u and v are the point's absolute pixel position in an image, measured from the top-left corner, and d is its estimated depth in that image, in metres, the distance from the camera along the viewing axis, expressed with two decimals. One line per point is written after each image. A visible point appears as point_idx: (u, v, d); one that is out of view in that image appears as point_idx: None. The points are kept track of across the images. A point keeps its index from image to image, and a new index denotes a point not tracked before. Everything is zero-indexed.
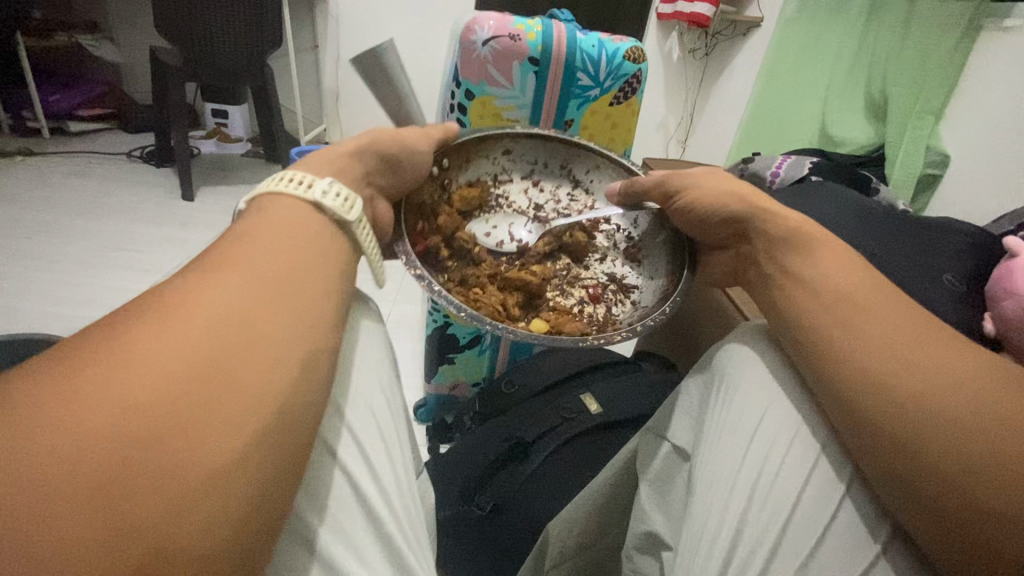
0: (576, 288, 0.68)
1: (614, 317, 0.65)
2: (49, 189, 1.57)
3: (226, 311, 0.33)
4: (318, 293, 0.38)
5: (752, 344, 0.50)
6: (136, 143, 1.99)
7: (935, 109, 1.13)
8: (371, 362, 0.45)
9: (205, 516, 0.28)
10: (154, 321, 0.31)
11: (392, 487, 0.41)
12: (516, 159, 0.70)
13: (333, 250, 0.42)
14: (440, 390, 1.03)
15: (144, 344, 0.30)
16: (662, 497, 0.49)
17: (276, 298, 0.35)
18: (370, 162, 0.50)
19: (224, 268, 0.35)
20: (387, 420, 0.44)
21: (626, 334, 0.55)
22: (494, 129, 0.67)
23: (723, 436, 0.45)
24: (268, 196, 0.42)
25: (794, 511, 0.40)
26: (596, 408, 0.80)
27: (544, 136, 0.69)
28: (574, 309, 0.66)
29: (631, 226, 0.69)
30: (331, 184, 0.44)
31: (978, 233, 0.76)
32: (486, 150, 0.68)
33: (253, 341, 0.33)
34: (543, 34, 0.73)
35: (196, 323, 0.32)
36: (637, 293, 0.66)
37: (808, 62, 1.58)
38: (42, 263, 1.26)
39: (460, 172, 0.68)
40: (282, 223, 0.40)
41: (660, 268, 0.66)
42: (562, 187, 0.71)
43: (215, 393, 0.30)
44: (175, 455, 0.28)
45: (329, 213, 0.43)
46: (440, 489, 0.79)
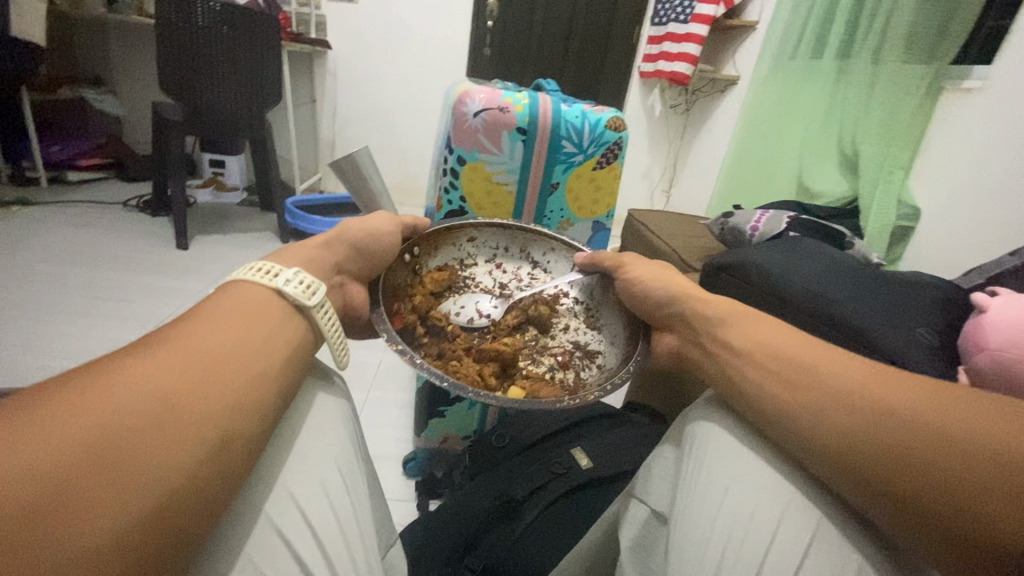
0: (544, 357, 0.68)
1: (584, 382, 0.64)
2: (45, 238, 1.59)
3: (163, 393, 0.31)
4: (260, 381, 0.37)
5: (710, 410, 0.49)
6: (132, 192, 2.02)
7: (904, 165, 1.22)
8: (321, 429, 0.43)
9: None
10: (85, 392, 0.30)
11: (346, 569, 0.39)
12: (479, 246, 0.75)
13: (291, 336, 0.41)
14: (430, 443, 1.02)
15: (69, 418, 0.28)
16: (644, 562, 0.48)
17: (217, 385, 0.34)
18: (340, 252, 0.53)
19: (164, 349, 0.34)
20: (342, 495, 0.41)
21: (599, 393, 0.54)
22: (458, 219, 0.72)
23: (693, 498, 0.44)
24: (232, 283, 0.42)
25: (761, 574, 0.38)
26: (586, 462, 0.80)
27: (504, 224, 0.74)
28: (547, 375, 0.65)
29: (586, 295, 0.71)
30: (296, 274, 0.44)
31: (946, 289, 0.81)
32: (452, 238, 0.73)
33: (186, 426, 0.31)
34: (530, 106, 0.78)
35: (133, 399, 0.30)
36: (603, 358, 0.66)
37: (782, 120, 1.68)
38: (33, 313, 1.27)
39: (429, 259, 0.71)
40: (241, 307, 0.40)
41: (618, 330, 0.67)
42: (523, 268, 0.76)
43: (125, 480, 0.28)
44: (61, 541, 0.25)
45: (289, 299, 0.43)
46: (428, 553, 0.77)
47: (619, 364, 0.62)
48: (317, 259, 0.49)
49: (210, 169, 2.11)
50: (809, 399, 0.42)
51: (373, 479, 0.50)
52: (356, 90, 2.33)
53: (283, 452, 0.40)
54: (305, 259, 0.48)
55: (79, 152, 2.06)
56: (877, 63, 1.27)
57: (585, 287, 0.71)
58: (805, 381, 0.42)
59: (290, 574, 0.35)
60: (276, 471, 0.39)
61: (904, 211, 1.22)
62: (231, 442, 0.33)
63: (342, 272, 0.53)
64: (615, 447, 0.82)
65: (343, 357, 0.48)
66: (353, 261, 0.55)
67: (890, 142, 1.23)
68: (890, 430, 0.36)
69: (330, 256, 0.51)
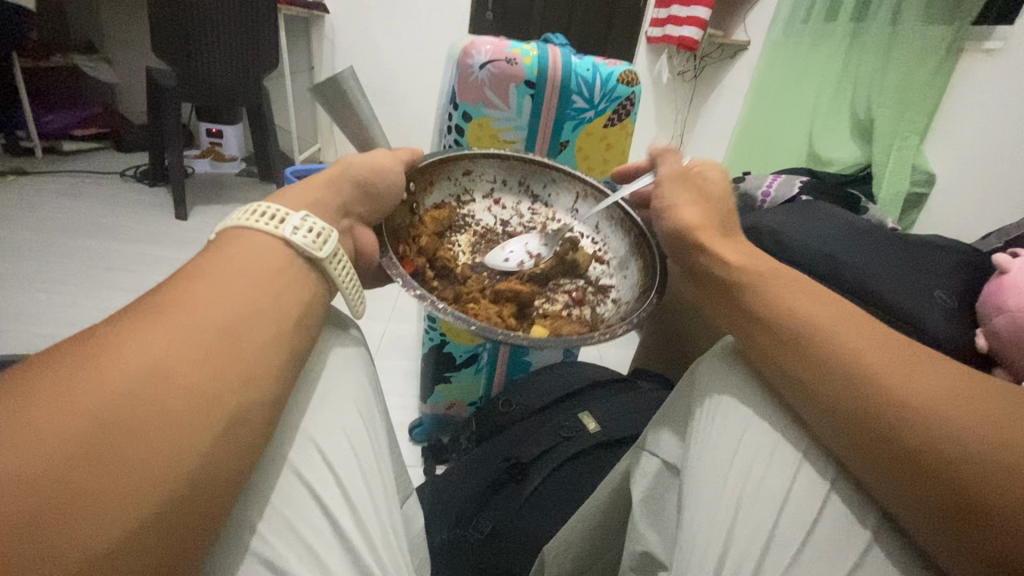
0: (558, 295, 0.68)
1: (602, 317, 0.65)
2: (41, 208, 1.56)
3: (161, 353, 0.30)
4: (268, 335, 0.35)
5: (729, 355, 0.47)
6: (129, 163, 1.98)
7: (920, 130, 1.15)
8: (343, 380, 0.42)
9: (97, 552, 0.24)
10: (99, 356, 0.29)
11: (373, 520, 0.37)
12: (476, 179, 0.72)
13: (303, 289, 0.40)
14: (436, 410, 1.02)
15: (88, 383, 0.27)
16: (657, 514, 0.46)
17: (223, 341, 0.33)
18: (346, 190, 0.50)
19: (164, 309, 0.33)
20: (363, 442, 0.40)
21: (623, 328, 0.53)
22: (454, 151, 0.67)
23: (704, 444, 0.42)
24: (236, 230, 0.40)
25: (779, 515, 0.37)
26: (595, 426, 0.80)
27: (503, 156, 0.70)
28: (564, 312, 0.66)
29: (594, 231, 0.71)
30: (304, 219, 0.42)
31: (967, 252, 0.78)
32: (447, 170, 0.68)
33: (186, 382, 0.30)
34: (539, 58, 0.75)
35: (147, 361, 0.29)
36: (617, 292, 0.67)
37: (792, 86, 1.62)
38: (34, 282, 1.26)
39: (426, 197, 0.68)
40: (249, 257, 0.38)
41: (630, 262, 0.67)
42: (522, 202, 0.74)
43: (133, 428, 0.27)
44: (76, 488, 0.25)
45: (298, 249, 0.41)
46: (436, 514, 0.77)
47: (638, 297, 0.62)
48: (323, 200, 0.47)
49: (208, 139, 2.05)
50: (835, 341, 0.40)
51: (393, 436, 0.49)
52: (354, 57, 2.26)
53: (305, 401, 0.39)
54: (312, 200, 0.46)
55: (73, 121, 2.00)
56: (897, 24, 1.20)
57: (590, 220, 0.72)
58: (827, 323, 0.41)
59: (315, 519, 0.35)
60: (301, 418, 0.38)
61: (918, 178, 1.15)
62: (245, 386, 0.33)
63: (350, 215, 0.51)
64: (624, 412, 0.82)
65: (359, 306, 0.47)
66: (362, 202, 0.52)
67: (905, 106, 1.16)
68: (918, 375, 0.35)
69: (337, 196, 0.49)
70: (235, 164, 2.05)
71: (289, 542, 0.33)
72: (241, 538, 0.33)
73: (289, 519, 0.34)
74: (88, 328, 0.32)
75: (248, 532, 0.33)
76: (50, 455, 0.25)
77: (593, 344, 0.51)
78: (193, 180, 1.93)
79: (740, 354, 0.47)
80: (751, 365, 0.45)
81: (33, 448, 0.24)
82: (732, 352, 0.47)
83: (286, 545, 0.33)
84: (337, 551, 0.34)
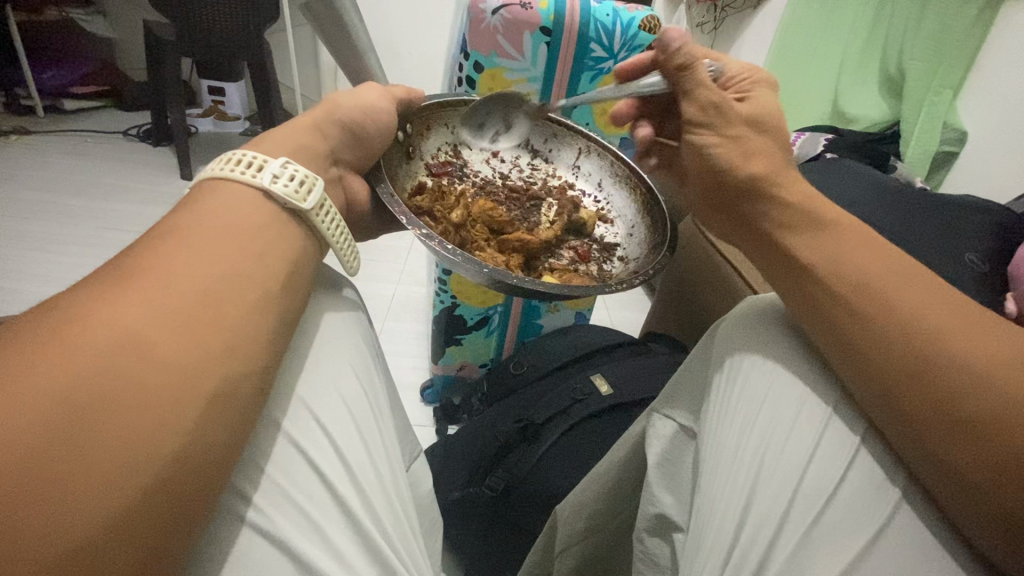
0: (564, 250, 0.68)
1: (607, 274, 0.64)
2: (46, 168, 1.53)
3: (141, 316, 0.29)
4: (255, 291, 0.34)
5: (763, 313, 0.45)
6: (131, 121, 1.91)
7: (953, 85, 1.05)
8: (337, 344, 0.41)
9: (91, 510, 0.24)
10: (79, 318, 0.28)
11: (374, 487, 0.37)
12: (474, 129, 0.68)
13: (289, 242, 0.39)
14: (447, 371, 1.03)
15: (71, 347, 0.27)
16: (672, 478, 0.46)
17: (207, 299, 0.32)
18: (333, 134, 0.48)
19: (144, 269, 0.32)
20: (361, 405, 0.39)
21: (638, 279, 0.51)
22: (452, 95, 0.65)
23: (726, 411, 0.41)
24: (214, 181, 0.39)
25: (801, 481, 0.36)
26: (607, 389, 0.79)
27: (501, 103, 0.66)
28: (571, 267, 0.65)
29: (597, 189, 0.71)
30: (284, 166, 0.40)
31: (1001, 212, 0.74)
32: (445, 117, 0.66)
33: (171, 340, 0.29)
34: (555, 3, 0.71)
35: (128, 320, 0.29)
36: (622, 250, 0.66)
37: (813, 36, 1.46)
38: (44, 246, 1.25)
39: (423, 142, 0.66)
40: (227, 209, 0.37)
41: (634, 220, 0.66)
42: (519, 157, 0.73)
43: (121, 383, 0.27)
44: (62, 441, 0.25)
45: (280, 200, 0.39)
46: (452, 473, 0.78)
47: (644, 253, 0.61)
48: (309, 144, 0.45)
49: (210, 97, 1.95)
50: (842, 290, 0.38)
51: (395, 398, 0.49)
52: None
53: (297, 364, 0.38)
54: (298, 144, 0.44)
55: (73, 79, 1.93)
56: None
57: (593, 178, 0.71)
58: (839, 269, 0.39)
59: (312, 486, 0.34)
60: (293, 384, 0.37)
61: (948, 136, 1.06)
62: (233, 340, 0.32)
63: (339, 162, 0.49)
64: (635, 373, 0.81)
65: (352, 261, 0.46)
66: (350, 147, 0.50)
67: (940, 58, 1.05)
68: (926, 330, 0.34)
69: (324, 140, 0.47)
70: (239, 123, 1.96)
71: (283, 510, 0.33)
72: (235, 504, 0.32)
73: (284, 479, 0.33)
74: (66, 292, 0.31)
75: (242, 503, 0.32)
76: (35, 398, 0.25)
77: (611, 291, 0.50)
78: (197, 140, 1.87)
79: (772, 313, 0.44)
80: (783, 327, 0.43)
81: (18, 397, 0.24)
82: (759, 311, 0.45)
83: (281, 513, 0.32)
84: (335, 519, 0.34)
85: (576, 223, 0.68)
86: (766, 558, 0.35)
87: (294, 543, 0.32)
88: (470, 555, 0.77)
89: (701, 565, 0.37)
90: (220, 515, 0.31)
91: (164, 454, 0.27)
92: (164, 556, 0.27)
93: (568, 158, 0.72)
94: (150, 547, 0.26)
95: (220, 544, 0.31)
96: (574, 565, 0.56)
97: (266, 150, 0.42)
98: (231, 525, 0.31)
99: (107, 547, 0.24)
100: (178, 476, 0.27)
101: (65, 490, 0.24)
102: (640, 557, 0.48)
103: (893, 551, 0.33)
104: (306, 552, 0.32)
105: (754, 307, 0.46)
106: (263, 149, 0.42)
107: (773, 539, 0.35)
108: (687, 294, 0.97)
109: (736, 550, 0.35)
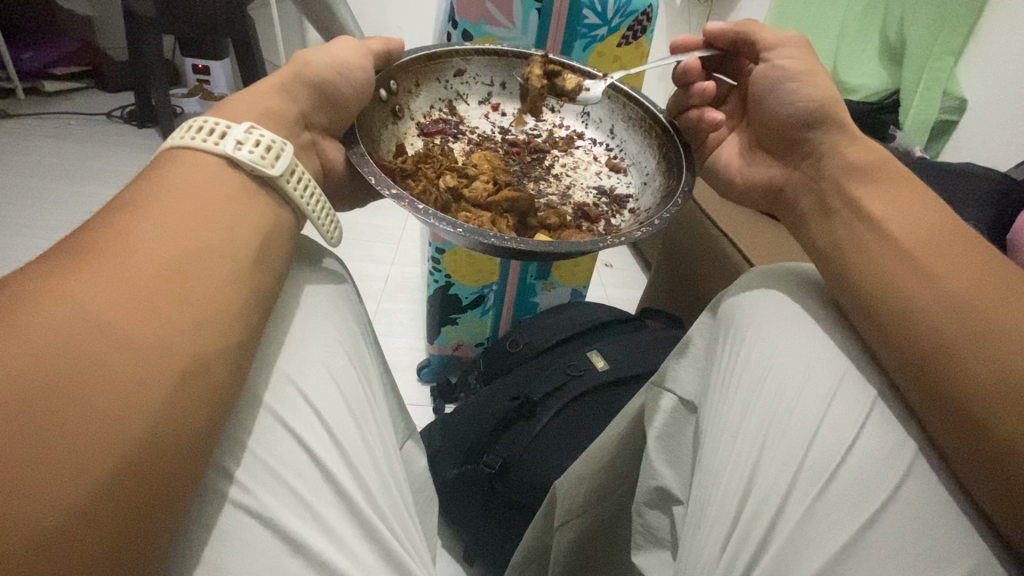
0: (567, 204, 0.63)
1: (616, 228, 0.60)
2: (26, 152, 1.48)
3: (106, 292, 0.28)
4: (224, 262, 0.33)
5: (773, 285, 0.44)
6: (114, 102, 1.77)
7: (955, 50, 1.01)
8: (326, 318, 0.40)
9: (61, 484, 0.24)
10: (36, 294, 0.27)
11: (368, 466, 0.36)
12: (471, 82, 0.67)
13: (260, 213, 0.37)
14: (443, 350, 1.02)
15: (28, 323, 0.26)
16: (672, 450, 0.46)
17: (177, 274, 0.31)
18: (301, 97, 0.47)
19: (106, 244, 0.31)
20: (352, 382, 0.39)
21: (642, 230, 0.49)
22: (441, 47, 0.63)
23: (729, 379, 0.41)
24: (175, 152, 0.37)
25: (809, 448, 0.35)
26: (603, 365, 0.80)
27: (497, 52, 0.65)
28: (575, 223, 0.61)
29: (608, 137, 0.67)
30: (249, 131, 0.39)
31: (1004, 180, 0.72)
32: (436, 71, 0.64)
33: (137, 312, 0.29)
34: None
35: (87, 296, 0.28)
36: (634, 201, 0.62)
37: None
38: (32, 236, 1.22)
39: (411, 100, 0.63)
40: (192, 179, 0.35)
41: (649, 166, 0.62)
42: (523, 109, 0.68)
43: (89, 357, 0.26)
44: (28, 414, 0.24)
45: (246, 168, 0.38)
46: (448, 451, 0.78)
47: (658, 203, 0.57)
48: (277, 110, 0.44)
49: (194, 77, 1.82)
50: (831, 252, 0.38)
51: (387, 377, 0.48)
52: None
53: (279, 340, 0.38)
54: (263, 108, 0.43)
55: (55, 58, 1.74)
56: None
57: (603, 125, 0.67)
58: None
59: (300, 464, 0.33)
60: (278, 362, 0.37)
61: (948, 104, 1.03)
62: (207, 315, 0.31)
63: (311, 127, 0.48)
64: (633, 349, 0.82)
65: (333, 233, 0.45)
66: (322, 111, 0.49)
67: (944, 21, 1.00)
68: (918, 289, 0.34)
69: (293, 105, 0.45)
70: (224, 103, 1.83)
71: (269, 487, 0.32)
72: (218, 485, 0.31)
73: (267, 457, 0.33)
74: (24, 269, 0.30)
75: (226, 482, 0.32)
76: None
77: (610, 247, 0.47)
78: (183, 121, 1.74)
79: (778, 283, 0.44)
80: (793, 298, 0.43)
81: None
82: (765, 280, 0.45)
83: (266, 491, 0.32)
84: (325, 496, 0.33)
85: (557, 85, 0.64)
86: (773, 527, 0.34)
87: (283, 525, 0.31)
88: (468, 531, 0.77)
89: (704, 536, 0.37)
90: (204, 493, 0.31)
91: (139, 428, 0.27)
92: (141, 529, 0.26)
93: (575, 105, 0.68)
94: (123, 521, 0.25)
95: (206, 525, 0.30)
96: (573, 539, 0.56)
97: (231, 116, 0.41)
98: (214, 503, 0.31)
99: (78, 521, 0.24)
100: (151, 450, 0.27)
101: (28, 461, 0.23)
102: (639, 530, 0.48)
103: (903, 521, 0.32)
104: (295, 530, 0.31)
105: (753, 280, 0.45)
106: (227, 117, 0.41)
107: (780, 508, 0.35)
108: (682, 268, 0.96)
109: (743, 518, 0.35)
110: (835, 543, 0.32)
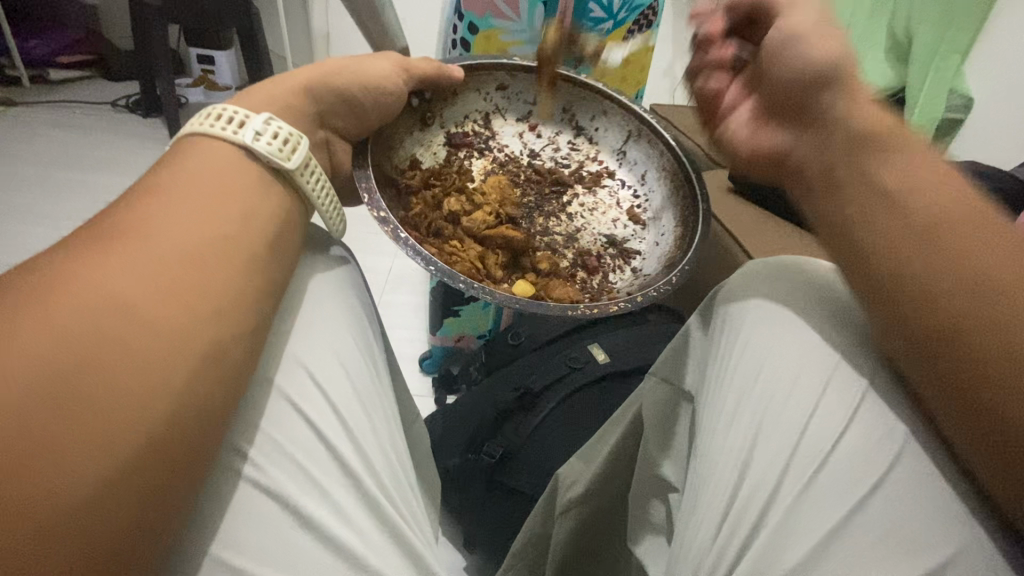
0: (570, 248, 0.65)
1: (612, 286, 0.61)
2: (35, 140, 1.49)
3: (126, 279, 0.29)
4: (238, 251, 0.34)
5: (785, 277, 0.42)
6: (120, 91, 1.76)
7: (962, 48, 0.99)
8: (331, 306, 0.41)
9: (85, 463, 0.25)
10: (60, 279, 0.28)
11: (375, 451, 0.37)
12: (512, 97, 0.67)
13: (275, 205, 0.38)
14: (445, 342, 1.01)
15: (54, 308, 0.27)
16: (669, 439, 0.47)
17: (193, 266, 0.31)
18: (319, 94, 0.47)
19: (127, 232, 0.31)
20: (359, 369, 0.39)
21: (623, 305, 0.52)
22: (488, 60, 0.63)
23: (726, 370, 0.42)
24: (195, 138, 0.38)
25: (799, 439, 0.36)
26: (604, 356, 0.80)
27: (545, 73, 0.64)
28: (568, 274, 0.62)
29: (638, 183, 0.66)
30: (267, 123, 0.39)
31: (1009, 178, 0.73)
32: (479, 83, 0.64)
33: (155, 303, 0.29)
34: None
35: (109, 282, 0.28)
36: (640, 259, 0.62)
37: None
38: (40, 224, 1.24)
39: (445, 108, 0.64)
40: (211, 168, 0.36)
41: (666, 229, 0.62)
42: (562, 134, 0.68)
43: (113, 343, 0.27)
44: (53, 396, 0.25)
45: (264, 160, 0.39)
46: (448, 439, 0.79)
47: (658, 272, 0.58)
48: (295, 106, 0.44)
49: (200, 66, 1.81)
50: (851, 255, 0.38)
51: (391, 360, 0.49)
52: None
53: (288, 325, 0.38)
54: (281, 103, 0.43)
55: (61, 47, 1.73)
56: None
57: (636, 168, 0.66)
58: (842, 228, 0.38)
59: (309, 442, 0.34)
60: (288, 347, 0.37)
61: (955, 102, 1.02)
62: (221, 306, 0.32)
63: (326, 127, 0.48)
64: (633, 344, 0.82)
65: (337, 222, 0.45)
66: (339, 108, 0.49)
67: (949, 18, 0.98)
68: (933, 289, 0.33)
69: (310, 102, 0.46)
70: (229, 93, 1.82)
71: (279, 465, 0.33)
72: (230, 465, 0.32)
73: (280, 439, 0.34)
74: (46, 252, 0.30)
75: (238, 459, 0.32)
76: (23, 353, 0.25)
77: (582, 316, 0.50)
78: (188, 110, 1.74)
79: (816, 281, 0.42)
80: (804, 285, 0.42)
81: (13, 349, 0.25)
82: (780, 272, 0.44)
83: (278, 468, 0.33)
84: (334, 474, 0.34)
85: None
86: (762, 519, 0.35)
87: (293, 500, 0.32)
88: (464, 519, 0.78)
89: (697, 524, 0.39)
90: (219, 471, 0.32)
91: (158, 410, 0.27)
92: (162, 505, 0.27)
93: (613, 142, 0.67)
94: (142, 499, 0.26)
95: (218, 500, 0.31)
96: (572, 531, 0.57)
97: (247, 108, 0.41)
98: (227, 479, 0.32)
99: (103, 497, 0.25)
100: (170, 430, 0.28)
101: (59, 437, 0.24)
102: (637, 517, 0.50)
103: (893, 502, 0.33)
104: (305, 507, 0.32)
105: (762, 265, 0.45)
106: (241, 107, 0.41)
107: (768, 498, 0.36)
108: None
109: (734, 507, 0.36)
110: (820, 530, 0.33)
